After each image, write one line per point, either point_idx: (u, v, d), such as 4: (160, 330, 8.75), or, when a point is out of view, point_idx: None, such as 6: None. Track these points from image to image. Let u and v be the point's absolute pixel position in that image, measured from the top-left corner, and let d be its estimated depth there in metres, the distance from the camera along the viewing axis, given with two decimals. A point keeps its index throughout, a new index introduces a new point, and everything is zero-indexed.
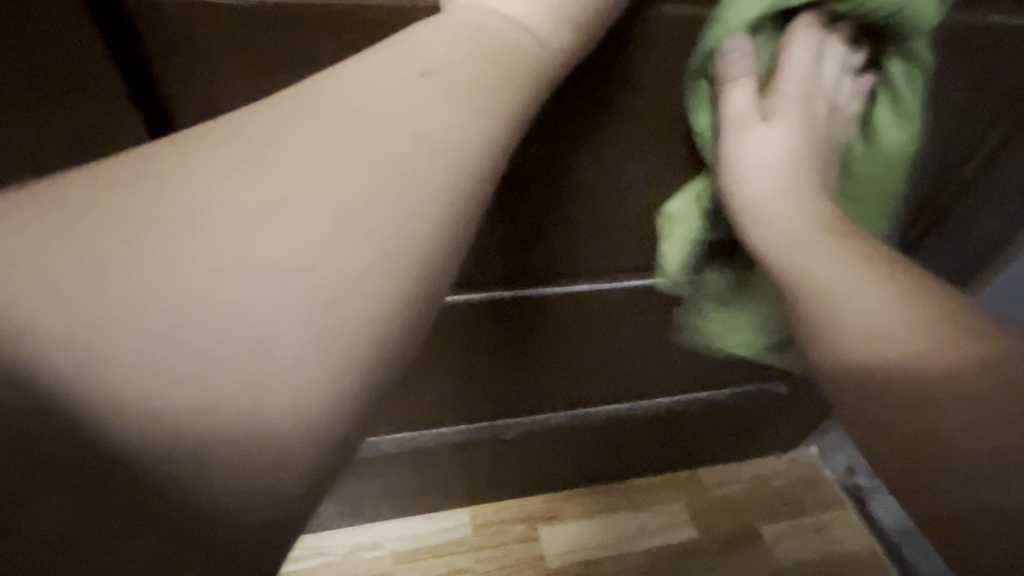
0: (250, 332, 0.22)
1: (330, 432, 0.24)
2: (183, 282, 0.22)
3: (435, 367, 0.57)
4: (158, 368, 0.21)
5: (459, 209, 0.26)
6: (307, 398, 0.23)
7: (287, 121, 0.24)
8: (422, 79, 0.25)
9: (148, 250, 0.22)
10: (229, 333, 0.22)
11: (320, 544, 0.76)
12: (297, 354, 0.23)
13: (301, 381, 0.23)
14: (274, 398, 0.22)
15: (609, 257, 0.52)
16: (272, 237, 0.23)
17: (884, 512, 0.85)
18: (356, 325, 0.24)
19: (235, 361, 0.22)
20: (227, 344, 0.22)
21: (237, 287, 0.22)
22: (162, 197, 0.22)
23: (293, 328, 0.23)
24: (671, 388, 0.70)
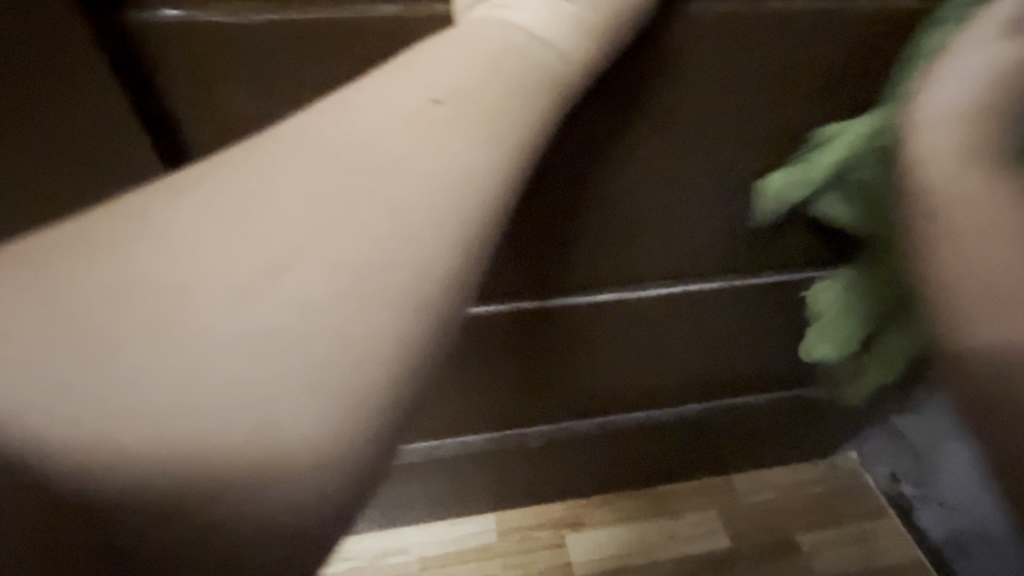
0: (256, 401, 0.19)
1: (332, 498, 0.20)
2: (179, 348, 0.19)
3: (456, 377, 0.56)
4: (157, 449, 0.18)
5: (479, 239, 0.23)
6: (327, 462, 0.20)
7: (287, 162, 0.21)
8: (434, 106, 0.23)
9: (139, 315, 0.19)
10: (235, 407, 0.19)
11: (347, 548, 0.76)
12: (310, 418, 0.19)
13: (317, 450, 0.19)
14: (290, 469, 0.19)
15: (638, 265, 0.50)
16: (273, 291, 0.20)
17: (932, 525, 0.79)
18: (373, 383, 0.20)
19: (244, 435, 0.19)
20: (232, 416, 0.19)
21: (239, 350, 0.19)
22: (149, 255, 0.20)
23: (305, 397, 0.19)
24: (702, 395, 0.67)
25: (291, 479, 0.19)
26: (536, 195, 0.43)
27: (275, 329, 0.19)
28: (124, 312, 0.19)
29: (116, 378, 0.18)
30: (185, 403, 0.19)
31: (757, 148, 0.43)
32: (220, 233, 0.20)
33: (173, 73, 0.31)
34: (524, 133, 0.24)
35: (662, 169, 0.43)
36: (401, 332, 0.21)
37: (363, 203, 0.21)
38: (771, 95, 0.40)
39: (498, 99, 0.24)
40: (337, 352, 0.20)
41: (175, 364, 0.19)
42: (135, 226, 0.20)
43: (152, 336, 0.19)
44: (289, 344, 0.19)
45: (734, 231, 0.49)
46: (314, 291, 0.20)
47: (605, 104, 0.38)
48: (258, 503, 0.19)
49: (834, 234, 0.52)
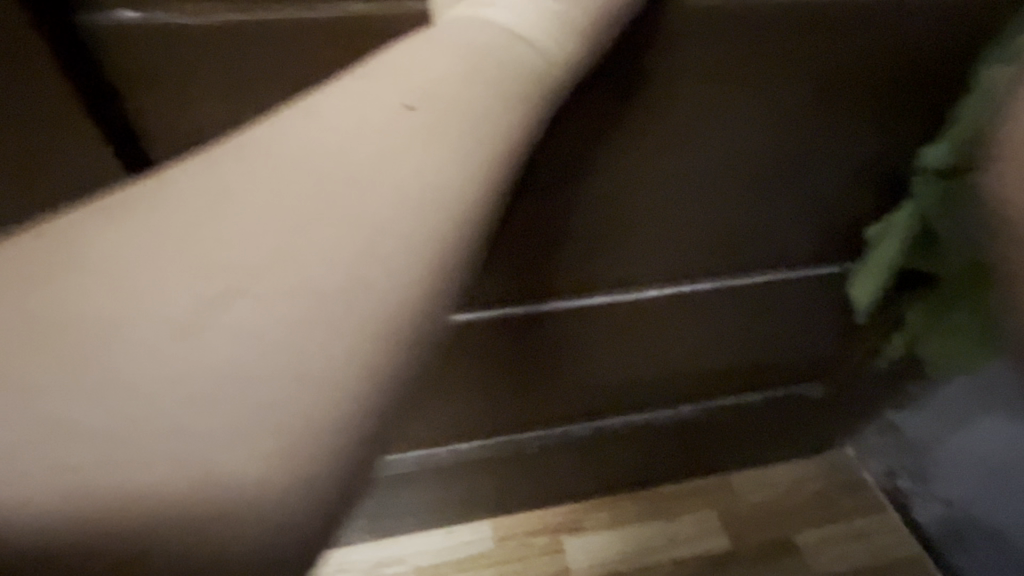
0: (203, 436, 0.18)
1: (296, 523, 0.19)
2: (115, 381, 0.17)
3: (449, 385, 0.55)
4: (88, 489, 0.17)
5: (455, 254, 0.22)
6: (283, 494, 0.19)
7: (243, 175, 0.20)
8: (406, 112, 0.22)
9: (73, 344, 0.17)
10: (186, 436, 0.18)
11: (341, 560, 0.75)
12: (264, 451, 0.18)
13: (273, 481, 0.18)
14: (242, 502, 0.18)
15: (627, 267, 0.49)
16: (224, 317, 0.18)
17: (927, 518, 0.80)
18: (335, 410, 0.19)
19: (191, 472, 0.17)
20: (177, 452, 0.17)
21: (190, 379, 0.18)
22: (87, 279, 0.18)
23: (259, 429, 0.18)
24: (699, 395, 0.67)
25: (243, 512, 0.18)
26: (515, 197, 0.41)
27: (227, 358, 0.18)
28: (60, 345, 0.17)
29: (42, 415, 0.17)
30: (133, 433, 0.17)
31: (744, 145, 0.42)
32: (174, 253, 0.19)
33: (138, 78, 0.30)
34: (505, 140, 0.23)
35: (649, 169, 0.42)
36: (365, 356, 0.20)
37: (330, 220, 0.20)
38: (759, 91, 0.38)
39: (475, 102, 0.23)
40: (302, 374, 0.19)
41: (111, 399, 0.17)
42: (72, 244, 0.19)
43: (93, 368, 0.17)
44: (248, 367, 0.18)
45: (726, 230, 0.48)
46: (274, 312, 0.19)
47: (585, 105, 0.37)
48: (206, 541, 0.18)
49: (829, 230, 0.51)
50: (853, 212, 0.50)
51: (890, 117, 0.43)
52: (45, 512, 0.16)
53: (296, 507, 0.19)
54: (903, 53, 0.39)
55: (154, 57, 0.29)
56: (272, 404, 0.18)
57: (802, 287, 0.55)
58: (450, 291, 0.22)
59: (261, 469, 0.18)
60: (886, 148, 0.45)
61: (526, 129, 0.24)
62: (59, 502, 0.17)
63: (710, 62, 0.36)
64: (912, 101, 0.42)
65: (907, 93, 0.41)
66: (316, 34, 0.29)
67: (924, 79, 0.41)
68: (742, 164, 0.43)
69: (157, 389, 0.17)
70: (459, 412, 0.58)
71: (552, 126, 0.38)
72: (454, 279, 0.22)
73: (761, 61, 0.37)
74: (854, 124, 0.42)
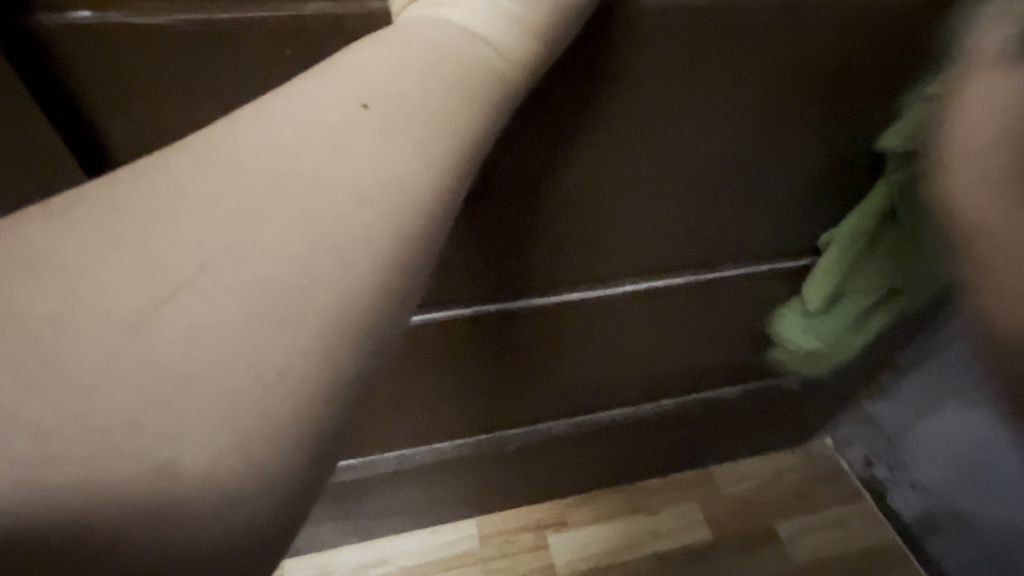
0: (154, 440, 0.17)
1: (256, 524, 0.19)
2: (60, 383, 0.17)
3: (427, 383, 0.55)
4: (31, 492, 0.17)
5: (414, 251, 0.22)
6: (236, 496, 0.18)
7: (194, 177, 0.20)
8: (363, 111, 0.22)
9: (14, 346, 0.17)
10: (137, 439, 0.17)
11: (324, 562, 0.74)
12: (216, 452, 0.18)
13: (223, 483, 0.18)
14: (192, 503, 0.18)
15: (599, 264, 0.49)
16: (175, 318, 0.18)
17: (906, 507, 0.81)
18: (290, 410, 0.19)
19: (141, 474, 0.17)
20: (123, 455, 0.17)
21: (141, 382, 0.18)
22: (30, 282, 0.18)
23: (209, 430, 0.18)
24: (676, 390, 0.68)
25: (193, 513, 0.18)
26: (484, 196, 0.41)
27: (179, 359, 0.18)
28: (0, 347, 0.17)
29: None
30: (84, 438, 0.17)
31: (711, 140, 0.42)
32: (119, 256, 0.18)
33: (98, 80, 0.29)
34: (463, 138, 0.23)
35: (617, 166, 0.42)
36: (320, 355, 0.20)
37: (283, 221, 0.20)
38: (723, 87, 0.39)
39: (433, 101, 0.23)
40: (257, 375, 0.19)
41: (58, 402, 0.17)
42: (16, 246, 0.19)
43: (42, 373, 0.17)
44: (200, 370, 0.18)
45: (697, 226, 0.49)
46: (227, 314, 0.19)
47: (551, 103, 0.37)
48: (158, 543, 0.18)
49: (798, 225, 0.52)
50: (820, 206, 0.51)
51: (852, 113, 0.44)
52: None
53: (253, 507, 0.19)
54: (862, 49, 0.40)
55: (112, 56, 0.29)
56: (225, 407, 0.18)
57: (773, 282, 0.56)
58: (410, 289, 0.22)
59: (218, 473, 0.18)
60: (851, 142, 0.46)
61: (484, 129, 0.24)
62: (0, 503, 0.16)
63: (677, 58, 0.36)
64: (873, 98, 0.43)
65: (867, 91, 0.42)
66: (276, 32, 0.29)
67: (883, 77, 0.42)
68: (708, 161, 0.44)
69: (106, 393, 0.17)
70: (439, 410, 0.59)
71: (518, 125, 0.38)
72: (413, 279, 0.22)
73: (724, 60, 0.37)
74: (817, 119, 0.43)
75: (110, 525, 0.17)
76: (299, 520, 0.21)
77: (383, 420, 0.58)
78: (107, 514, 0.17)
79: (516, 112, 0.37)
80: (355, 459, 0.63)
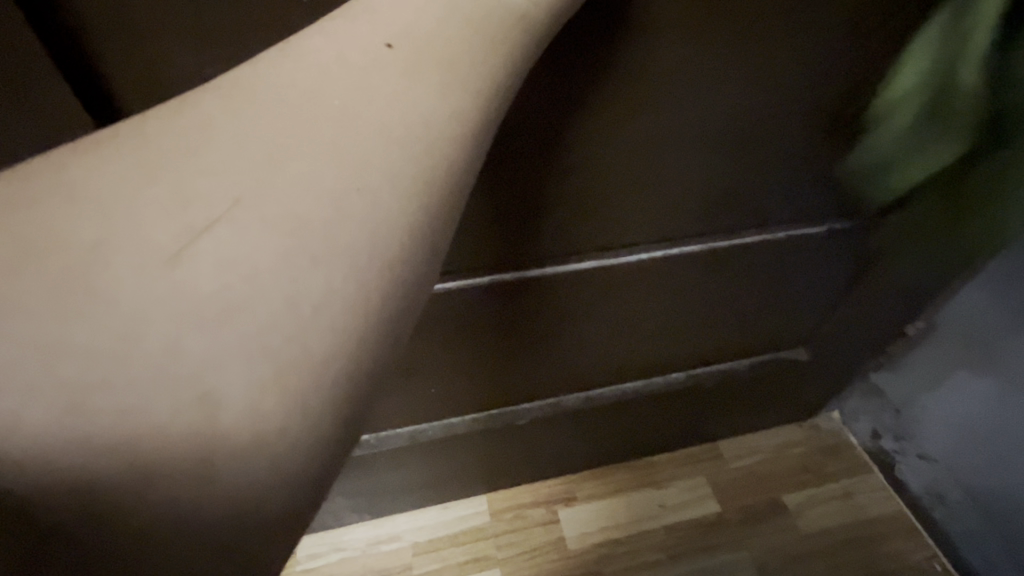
0: (194, 377, 0.18)
1: (295, 459, 0.20)
2: (104, 313, 0.18)
3: (443, 351, 0.56)
4: (83, 421, 0.17)
5: (442, 201, 0.22)
6: (273, 434, 0.19)
7: (221, 113, 0.20)
8: (387, 51, 0.21)
9: (63, 277, 0.18)
10: (182, 373, 0.18)
11: (337, 539, 0.75)
12: (260, 387, 0.19)
13: (264, 418, 0.19)
14: (240, 437, 0.19)
15: (609, 230, 0.51)
16: (212, 252, 0.19)
17: (912, 478, 0.82)
18: (325, 354, 0.20)
19: (187, 405, 0.18)
20: (170, 385, 0.18)
21: (179, 321, 0.18)
22: (70, 214, 0.18)
23: (252, 365, 0.19)
24: (683, 359, 0.69)
25: (241, 445, 0.19)
26: (497, 163, 0.43)
27: (216, 294, 0.18)
28: (47, 279, 0.18)
29: (45, 343, 0.17)
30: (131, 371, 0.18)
31: (717, 107, 0.45)
32: (155, 199, 0.19)
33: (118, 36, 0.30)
34: (489, 86, 0.23)
35: (626, 131, 0.44)
36: (355, 299, 0.20)
37: (315, 163, 0.20)
38: (727, 50, 0.41)
39: (459, 43, 0.22)
40: (294, 318, 0.19)
41: (100, 342, 0.17)
42: (52, 178, 0.19)
43: (87, 309, 0.18)
44: (240, 309, 0.19)
45: (703, 188, 0.51)
46: (263, 258, 0.19)
47: (566, 68, 0.39)
48: (204, 478, 0.18)
49: (801, 189, 0.55)
50: (813, 175, 0.53)
51: (847, 80, 0.47)
52: (48, 447, 0.17)
53: (292, 444, 0.20)
54: (858, 11, 0.42)
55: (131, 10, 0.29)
56: (266, 348, 0.19)
57: (773, 250, 0.59)
58: (438, 241, 0.22)
59: (258, 406, 0.19)
60: (850, 104, 0.48)
61: (512, 67, 0.24)
62: (52, 433, 0.17)
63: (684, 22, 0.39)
64: (870, 59, 0.46)
65: (863, 52, 0.45)
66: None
67: (878, 42, 0.45)
68: (711, 132, 0.47)
69: (152, 327, 0.18)
70: (452, 380, 0.60)
71: (530, 92, 0.40)
72: (444, 225, 0.22)
73: (728, 32, 0.40)
74: (816, 85, 0.46)
75: (160, 457, 0.18)
76: (338, 459, 0.22)
77: (398, 391, 0.58)
78: (155, 447, 0.18)
79: (528, 80, 0.39)
80: (369, 436, 0.63)
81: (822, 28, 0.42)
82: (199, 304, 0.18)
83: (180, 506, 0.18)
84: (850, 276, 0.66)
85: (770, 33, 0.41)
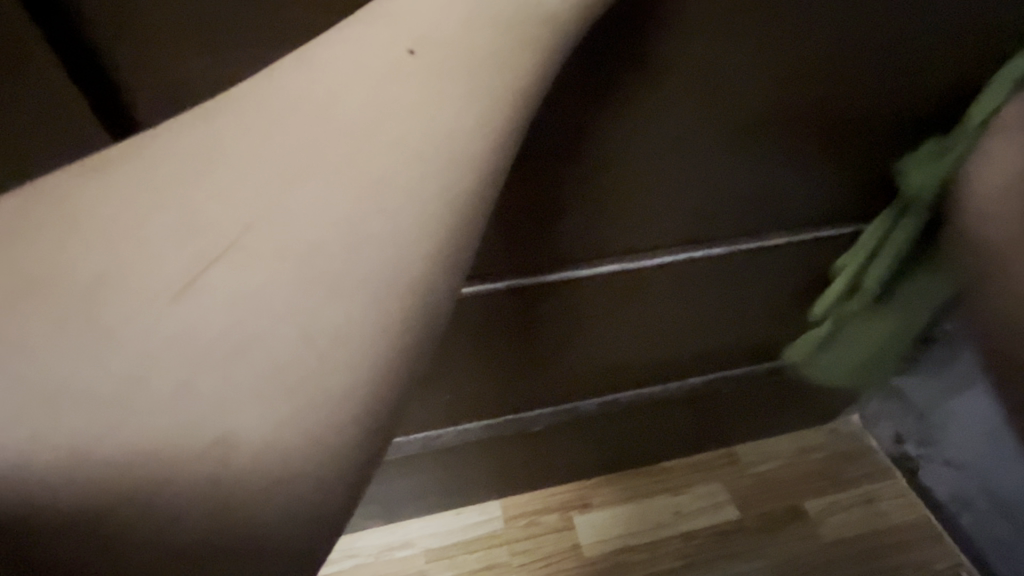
0: (210, 403, 0.17)
1: (316, 490, 0.19)
2: (112, 355, 0.17)
3: (458, 359, 0.55)
4: (90, 470, 0.16)
5: (469, 212, 0.21)
6: (291, 463, 0.18)
7: (232, 131, 0.19)
8: (409, 58, 0.20)
9: (66, 317, 0.17)
10: (198, 399, 0.17)
11: (350, 544, 0.74)
12: (275, 425, 0.18)
13: (279, 458, 0.18)
14: (257, 480, 0.18)
15: (629, 234, 0.50)
16: (219, 288, 0.18)
17: (936, 484, 0.80)
18: (346, 378, 0.19)
19: (200, 449, 0.17)
20: (181, 429, 0.17)
21: (193, 346, 0.17)
22: (73, 246, 0.17)
23: (269, 392, 0.18)
24: (700, 365, 0.68)
25: (259, 475, 0.18)
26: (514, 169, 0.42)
27: (228, 328, 0.17)
28: (53, 317, 0.17)
29: (47, 394, 0.16)
30: (146, 399, 0.17)
31: (742, 105, 0.43)
32: (168, 218, 0.18)
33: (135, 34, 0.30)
34: (518, 87, 0.22)
35: (647, 132, 0.43)
36: (375, 319, 0.19)
37: (332, 177, 0.19)
38: (753, 48, 0.40)
39: (484, 48, 0.21)
40: (314, 341, 0.18)
41: (112, 367, 0.17)
42: (55, 205, 0.18)
43: (99, 335, 0.17)
44: (255, 332, 0.18)
45: (726, 191, 0.49)
46: (279, 278, 0.18)
47: (587, 69, 0.38)
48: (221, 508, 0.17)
49: (828, 190, 0.53)
50: (838, 176, 0.52)
51: (881, 79, 0.45)
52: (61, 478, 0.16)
53: (312, 473, 0.18)
54: (894, 5, 0.40)
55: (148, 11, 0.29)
56: (285, 375, 0.18)
57: (797, 253, 0.58)
58: (465, 254, 0.21)
59: (277, 433, 0.18)
60: (880, 103, 0.47)
61: (539, 72, 0.23)
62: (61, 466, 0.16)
63: (712, 19, 0.37)
64: (904, 58, 0.44)
65: (897, 51, 0.43)
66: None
67: (912, 40, 0.43)
68: (736, 132, 0.45)
69: (165, 355, 0.17)
70: (467, 386, 0.59)
71: (550, 98, 0.39)
72: (468, 244, 0.21)
73: (757, 31, 0.39)
74: (848, 84, 0.45)
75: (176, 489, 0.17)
76: (361, 488, 0.20)
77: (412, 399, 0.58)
78: (169, 479, 0.17)
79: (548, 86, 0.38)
80: (404, 437, 0.62)
81: (856, 24, 0.40)
82: (214, 330, 0.17)
83: (193, 557, 0.17)
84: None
85: (799, 31, 0.40)
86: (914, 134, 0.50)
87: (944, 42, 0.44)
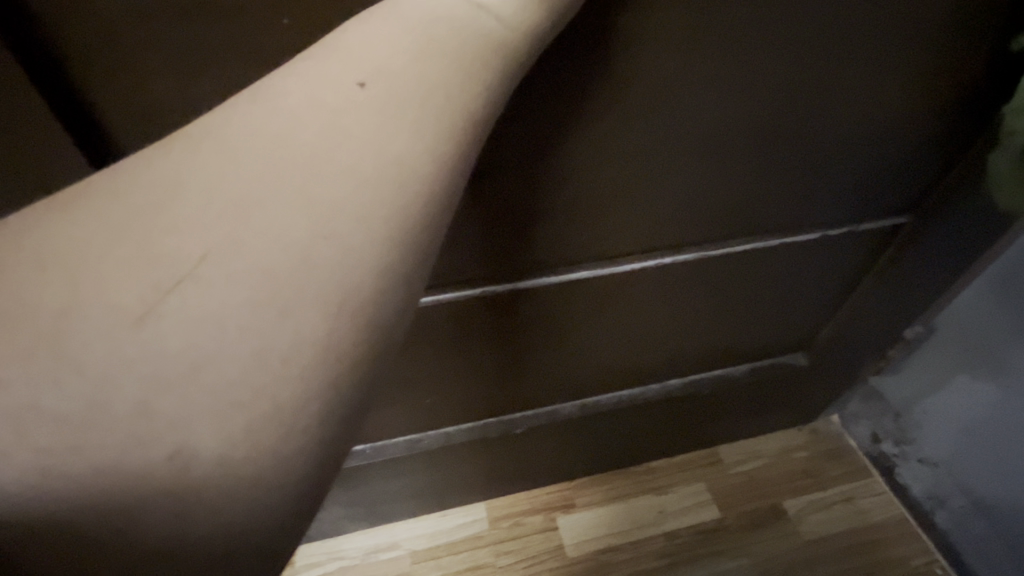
0: (166, 424, 0.18)
1: (268, 501, 0.20)
2: (72, 381, 0.18)
3: (438, 363, 0.56)
4: (54, 484, 0.17)
5: (419, 236, 0.22)
6: (245, 477, 0.19)
7: (189, 164, 0.20)
8: (361, 90, 0.21)
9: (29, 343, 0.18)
10: (156, 420, 0.18)
11: (334, 547, 0.75)
12: (227, 440, 0.19)
13: (234, 470, 0.19)
14: (214, 492, 0.19)
15: (604, 241, 0.51)
16: (176, 316, 0.19)
17: (913, 483, 0.82)
18: (297, 396, 0.20)
19: (157, 463, 0.18)
20: (137, 445, 0.18)
21: (148, 373, 0.18)
22: (36, 279, 0.18)
23: (223, 412, 0.19)
24: (680, 366, 0.69)
25: (214, 489, 0.19)
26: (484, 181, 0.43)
27: (182, 354, 0.19)
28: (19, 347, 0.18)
29: (9, 415, 0.17)
30: (105, 422, 0.18)
31: (707, 117, 0.45)
32: (126, 249, 0.19)
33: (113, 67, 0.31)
34: (467, 117, 0.23)
35: (616, 143, 0.44)
36: (326, 342, 0.20)
37: (284, 207, 0.20)
38: (714, 63, 0.41)
39: (436, 80, 0.22)
40: (266, 363, 0.19)
41: (73, 392, 0.18)
42: (19, 237, 0.19)
43: (59, 362, 0.18)
44: (209, 357, 0.19)
45: (697, 199, 0.51)
46: (233, 304, 0.19)
47: (552, 84, 0.39)
48: (178, 520, 0.19)
49: (797, 198, 0.54)
50: (807, 184, 0.53)
51: (844, 92, 0.46)
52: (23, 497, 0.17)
53: (265, 486, 0.20)
54: (852, 23, 0.42)
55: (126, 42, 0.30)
56: (237, 395, 0.19)
57: (772, 258, 0.59)
58: (416, 276, 0.22)
59: (231, 451, 0.19)
60: (845, 114, 0.48)
61: (491, 102, 0.24)
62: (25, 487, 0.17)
63: (672, 36, 0.39)
64: (864, 72, 0.46)
65: (857, 66, 0.45)
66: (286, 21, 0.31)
67: (873, 54, 0.44)
68: (703, 142, 0.46)
69: (122, 380, 0.18)
70: (447, 390, 0.60)
71: (513, 112, 0.40)
72: (418, 266, 0.22)
73: (714, 45, 0.40)
74: (812, 98, 0.46)
75: (134, 505, 0.18)
76: (317, 498, 0.22)
77: (394, 402, 0.59)
78: (129, 495, 0.18)
79: (509, 99, 0.39)
80: (364, 445, 0.63)
81: (813, 39, 0.42)
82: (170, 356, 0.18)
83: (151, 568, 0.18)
84: (845, 284, 0.66)
85: (759, 47, 0.41)
86: (879, 144, 0.52)
87: (904, 56, 0.45)
